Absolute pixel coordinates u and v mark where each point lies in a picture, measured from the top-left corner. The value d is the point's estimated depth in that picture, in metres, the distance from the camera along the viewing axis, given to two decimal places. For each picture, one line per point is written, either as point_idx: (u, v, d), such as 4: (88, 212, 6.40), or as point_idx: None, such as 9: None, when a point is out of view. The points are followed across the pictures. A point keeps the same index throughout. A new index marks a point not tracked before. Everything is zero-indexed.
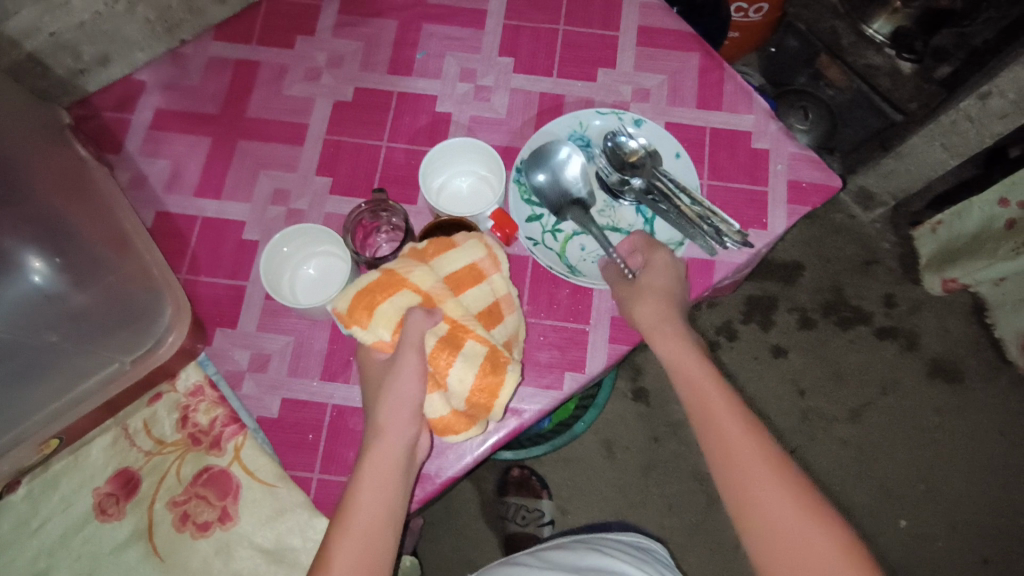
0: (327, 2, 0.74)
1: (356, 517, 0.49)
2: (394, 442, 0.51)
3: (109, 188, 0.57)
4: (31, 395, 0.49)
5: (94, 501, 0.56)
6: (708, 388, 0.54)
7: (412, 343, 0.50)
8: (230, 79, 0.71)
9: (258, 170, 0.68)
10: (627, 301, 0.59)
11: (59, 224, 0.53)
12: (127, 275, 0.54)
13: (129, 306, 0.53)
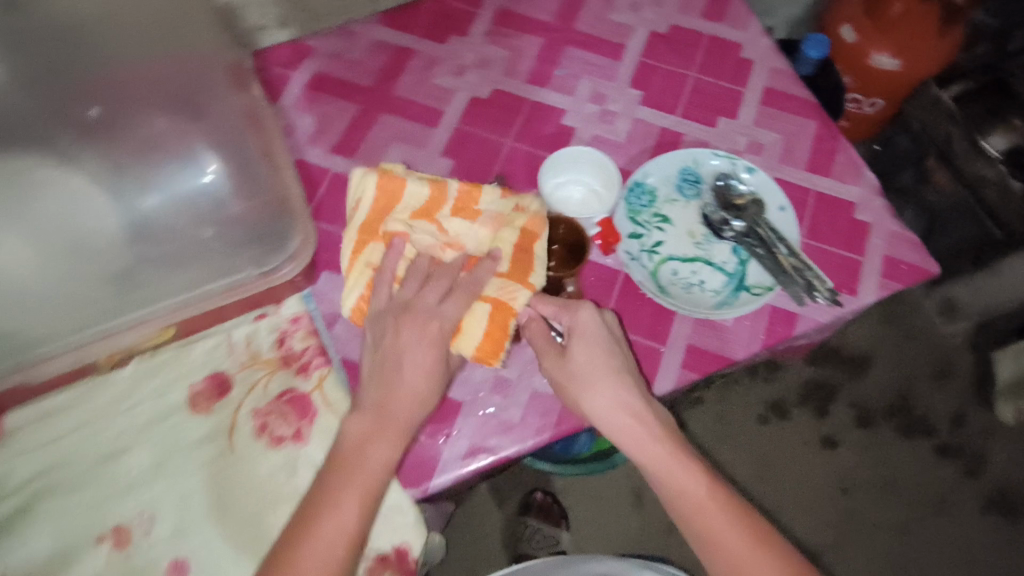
0: (485, 12, 0.82)
1: (326, 519, 0.48)
2: (386, 440, 0.51)
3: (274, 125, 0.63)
4: (170, 279, 0.56)
5: (188, 394, 0.60)
6: (656, 461, 0.55)
7: (425, 321, 0.55)
8: (387, 60, 0.79)
9: (392, 141, 0.74)
10: (579, 378, 0.57)
11: (232, 142, 0.61)
12: (271, 199, 0.59)
13: (266, 227, 0.58)
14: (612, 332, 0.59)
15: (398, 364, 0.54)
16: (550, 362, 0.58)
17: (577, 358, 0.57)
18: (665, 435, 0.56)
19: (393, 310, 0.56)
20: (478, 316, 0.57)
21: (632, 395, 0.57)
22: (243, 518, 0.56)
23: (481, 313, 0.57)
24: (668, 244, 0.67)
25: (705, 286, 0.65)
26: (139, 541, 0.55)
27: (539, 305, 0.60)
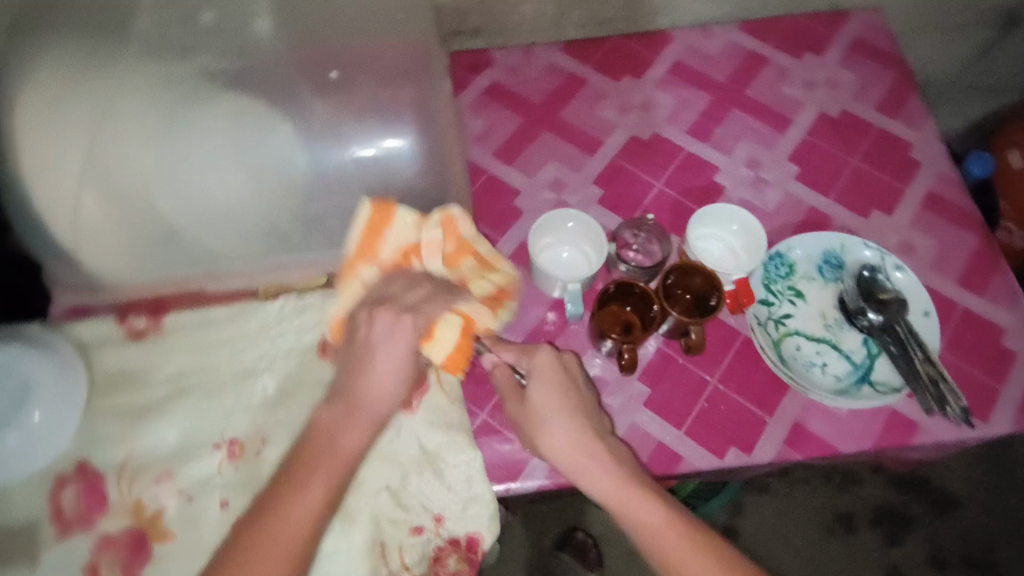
0: (663, 59, 0.84)
1: (280, 532, 0.43)
2: (360, 428, 0.49)
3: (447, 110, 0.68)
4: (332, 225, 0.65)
5: (319, 337, 0.64)
6: (619, 496, 0.51)
7: (400, 314, 0.53)
8: (560, 83, 0.83)
9: (548, 159, 0.78)
10: (539, 423, 0.55)
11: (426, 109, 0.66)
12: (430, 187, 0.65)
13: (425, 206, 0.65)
14: (574, 374, 0.58)
15: (375, 359, 0.51)
16: (513, 407, 0.58)
17: (533, 400, 0.55)
18: (619, 473, 0.52)
19: (369, 302, 0.55)
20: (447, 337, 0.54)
21: (574, 425, 0.54)
22: None
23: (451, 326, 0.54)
24: (797, 318, 0.67)
25: (826, 369, 0.65)
26: (250, 456, 0.61)
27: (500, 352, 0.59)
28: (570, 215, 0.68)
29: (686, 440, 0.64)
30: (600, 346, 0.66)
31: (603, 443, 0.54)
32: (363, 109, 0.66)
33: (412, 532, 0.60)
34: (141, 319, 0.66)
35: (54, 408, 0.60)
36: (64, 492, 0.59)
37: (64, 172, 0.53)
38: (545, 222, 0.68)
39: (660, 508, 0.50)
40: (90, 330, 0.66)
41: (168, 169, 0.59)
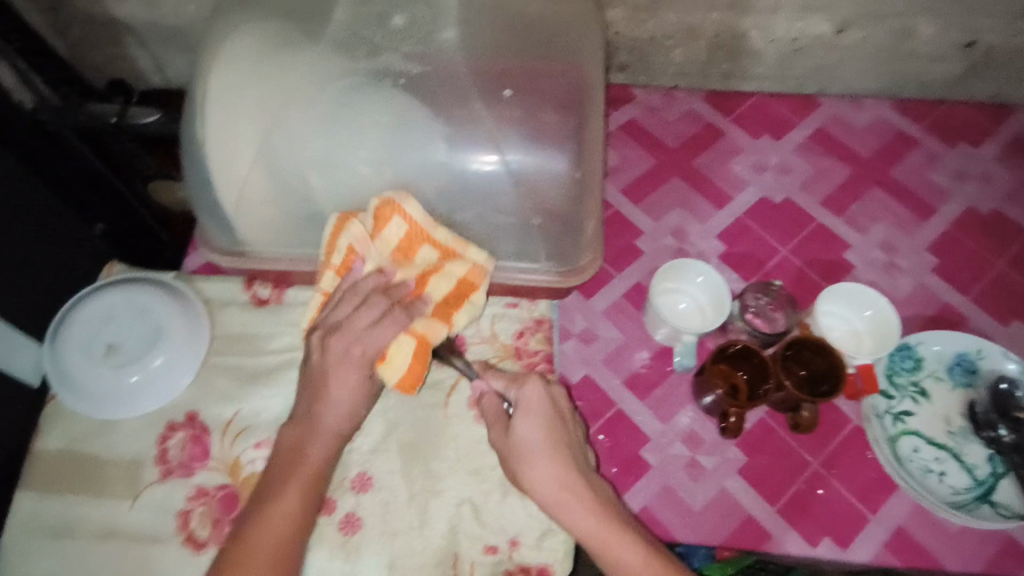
0: (806, 125, 0.82)
1: (263, 534, 0.48)
2: (326, 436, 0.52)
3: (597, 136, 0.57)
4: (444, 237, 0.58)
5: None
6: (601, 535, 0.50)
7: (350, 345, 0.51)
8: (697, 132, 0.83)
9: (674, 205, 0.78)
10: (518, 444, 0.53)
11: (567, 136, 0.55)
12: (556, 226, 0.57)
13: (551, 241, 0.58)
14: (557, 404, 0.55)
15: (325, 394, 0.52)
16: (500, 437, 0.55)
17: (507, 438, 0.54)
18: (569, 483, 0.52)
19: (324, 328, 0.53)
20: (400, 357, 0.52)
21: (554, 438, 0.53)
22: (428, 467, 0.62)
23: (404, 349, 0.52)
24: (917, 417, 0.63)
25: (944, 478, 0.61)
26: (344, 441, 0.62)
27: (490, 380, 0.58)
28: (701, 269, 0.66)
29: (778, 518, 0.61)
30: (703, 402, 0.65)
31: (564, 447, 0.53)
32: (527, 116, 0.55)
33: (486, 551, 0.59)
34: (266, 288, 0.69)
35: (175, 358, 0.63)
36: (171, 439, 0.62)
37: (239, 165, 0.55)
38: (674, 267, 0.67)
39: (604, 515, 0.51)
40: (218, 289, 0.69)
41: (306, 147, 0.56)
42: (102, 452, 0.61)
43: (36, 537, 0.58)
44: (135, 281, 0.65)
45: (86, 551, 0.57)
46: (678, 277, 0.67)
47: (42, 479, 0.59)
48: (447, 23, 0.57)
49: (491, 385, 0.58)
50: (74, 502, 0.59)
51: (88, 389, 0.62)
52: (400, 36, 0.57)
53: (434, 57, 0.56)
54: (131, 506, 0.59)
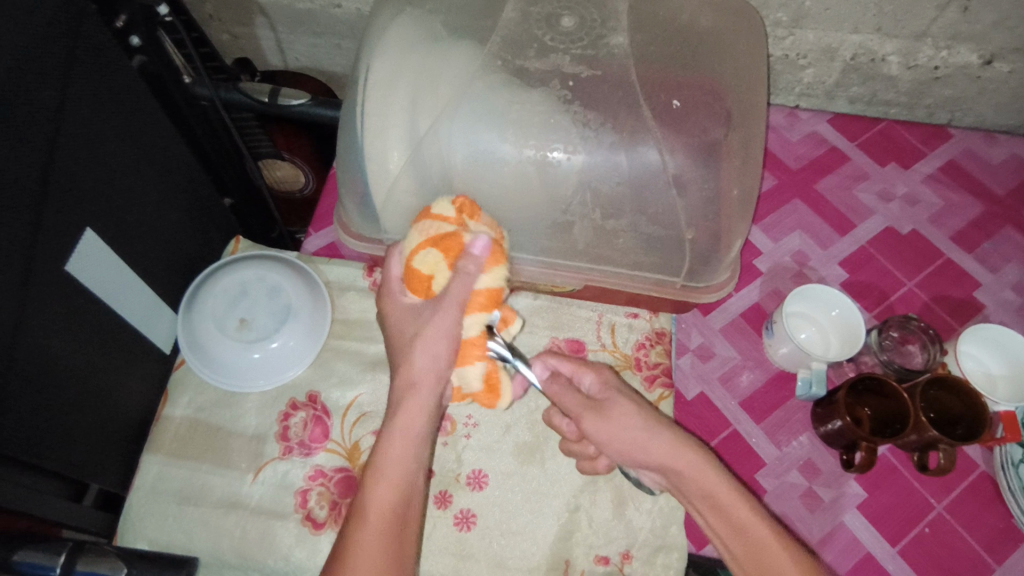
0: (935, 156, 0.80)
1: (388, 465, 0.46)
2: (414, 415, 0.47)
3: (752, 151, 0.57)
4: (580, 246, 0.58)
5: (546, 344, 0.66)
6: (675, 454, 0.51)
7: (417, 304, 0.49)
8: (820, 153, 0.80)
9: (795, 227, 0.76)
10: (599, 437, 0.53)
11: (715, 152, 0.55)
12: (703, 246, 0.57)
13: (697, 257, 0.57)
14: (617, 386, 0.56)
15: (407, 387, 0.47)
16: (589, 423, 0.53)
17: (597, 433, 0.53)
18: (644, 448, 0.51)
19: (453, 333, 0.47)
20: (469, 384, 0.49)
21: (630, 415, 0.53)
22: (543, 469, 0.62)
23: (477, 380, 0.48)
24: None
25: None
26: (459, 436, 0.63)
27: (558, 362, 0.58)
28: (839, 303, 0.65)
29: (899, 559, 0.59)
30: (825, 428, 0.63)
31: (635, 423, 0.52)
32: (689, 129, 0.55)
33: (598, 561, 0.58)
34: None
35: (302, 337, 0.64)
36: (293, 417, 0.62)
37: (393, 157, 0.55)
38: (813, 291, 0.66)
39: (704, 478, 0.50)
40: (337, 272, 0.70)
41: (453, 137, 0.55)
42: (228, 423, 0.62)
43: (161, 502, 0.59)
44: (266, 259, 0.66)
45: (209, 519, 0.58)
46: (812, 306, 0.67)
47: (169, 445, 0.61)
48: (616, 29, 0.57)
49: (556, 365, 0.57)
50: (200, 471, 0.60)
51: (219, 361, 0.62)
52: (569, 37, 0.56)
53: (604, 62, 0.55)
54: (252, 479, 0.60)
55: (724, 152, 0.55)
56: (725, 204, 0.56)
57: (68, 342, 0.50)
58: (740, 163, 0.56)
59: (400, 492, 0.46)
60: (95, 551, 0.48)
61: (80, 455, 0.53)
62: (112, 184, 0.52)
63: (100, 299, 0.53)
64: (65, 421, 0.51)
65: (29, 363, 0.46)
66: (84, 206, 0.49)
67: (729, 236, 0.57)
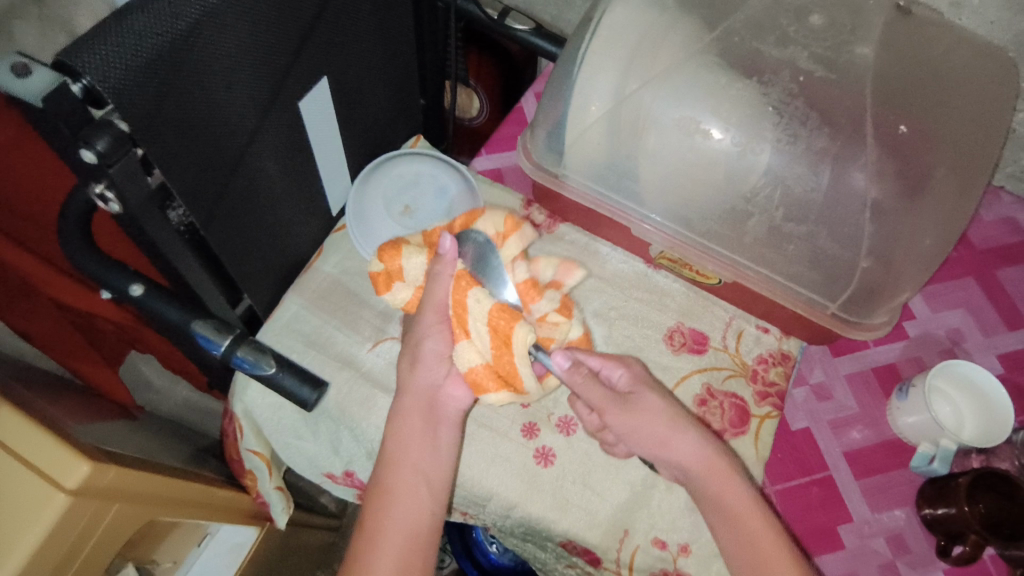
0: None
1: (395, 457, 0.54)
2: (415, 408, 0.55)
3: (957, 203, 0.54)
4: (745, 241, 0.58)
5: (670, 326, 0.66)
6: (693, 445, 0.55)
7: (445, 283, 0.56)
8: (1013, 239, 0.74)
9: (959, 305, 0.71)
10: (621, 429, 0.55)
11: (915, 193, 0.53)
12: (875, 277, 0.55)
13: (862, 290, 0.55)
14: None
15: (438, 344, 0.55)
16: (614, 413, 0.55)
17: (615, 422, 0.55)
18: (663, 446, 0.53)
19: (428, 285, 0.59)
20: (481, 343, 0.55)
21: None
22: None
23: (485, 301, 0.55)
24: None
25: None
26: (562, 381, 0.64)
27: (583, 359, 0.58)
28: (988, 400, 0.61)
29: None
30: (933, 510, 0.60)
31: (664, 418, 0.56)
32: (898, 160, 0.53)
33: (655, 543, 0.59)
34: (542, 214, 0.71)
35: None
36: None
37: (604, 93, 0.56)
38: (973, 383, 0.62)
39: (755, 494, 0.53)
40: (496, 194, 0.72)
41: (665, 99, 0.56)
42: (363, 293, 0.67)
43: (289, 338, 0.64)
44: (442, 161, 0.70)
45: (325, 368, 0.63)
46: (961, 392, 0.63)
47: (311, 293, 0.66)
48: (864, 39, 0.56)
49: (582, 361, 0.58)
50: (329, 325, 0.65)
51: (376, 233, 0.67)
52: (815, 34, 0.56)
53: (842, 68, 0.55)
54: (370, 348, 0.64)
55: (927, 193, 0.54)
56: (911, 245, 0.54)
57: (276, 170, 0.55)
58: (942, 211, 0.54)
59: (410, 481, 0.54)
60: (257, 345, 0.53)
61: (249, 270, 0.59)
62: (350, 47, 0.57)
63: (306, 144, 0.58)
64: (247, 238, 0.56)
65: (247, 174, 0.52)
66: (329, 57, 0.54)
67: (902, 279, 0.55)
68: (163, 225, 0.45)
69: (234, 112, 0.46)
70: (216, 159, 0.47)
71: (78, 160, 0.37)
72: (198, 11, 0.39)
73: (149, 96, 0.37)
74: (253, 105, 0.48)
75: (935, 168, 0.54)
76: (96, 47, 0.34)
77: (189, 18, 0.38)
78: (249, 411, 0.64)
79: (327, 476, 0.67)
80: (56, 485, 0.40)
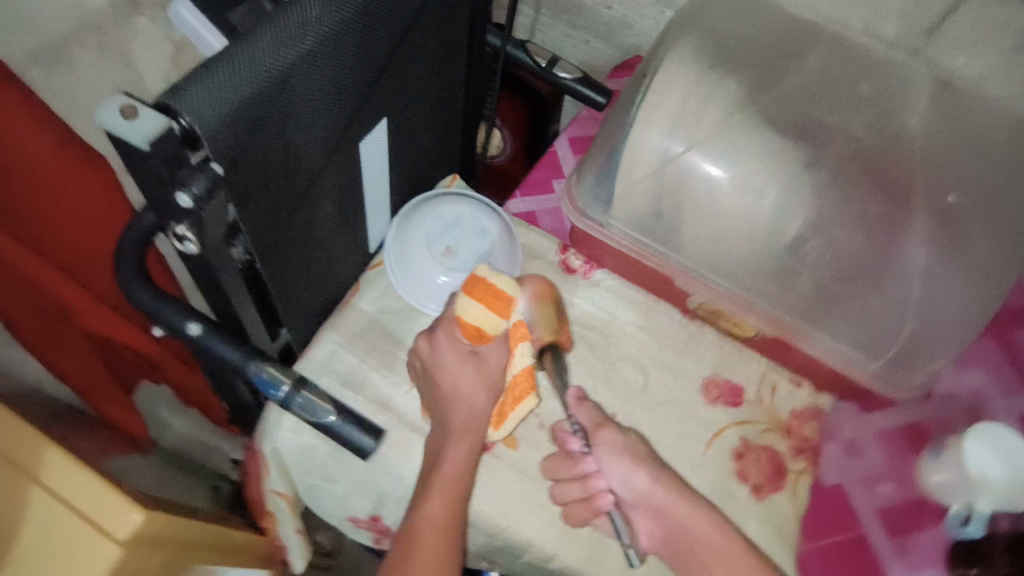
0: None
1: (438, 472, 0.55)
2: (468, 429, 0.57)
3: (997, 271, 0.56)
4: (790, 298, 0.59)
5: (706, 377, 0.66)
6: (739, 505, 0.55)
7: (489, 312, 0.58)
8: None
9: (982, 365, 0.72)
10: None
11: (959, 261, 0.55)
12: (919, 339, 0.56)
13: (906, 352, 0.56)
14: None
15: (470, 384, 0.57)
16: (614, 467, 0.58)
17: None
18: None
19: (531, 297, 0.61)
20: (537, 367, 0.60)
21: None
22: None
23: (528, 356, 0.59)
24: None
25: None
26: None
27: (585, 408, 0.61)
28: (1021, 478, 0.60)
29: None
30: None
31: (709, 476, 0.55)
32: (943, 226, 0.55)
33: None
34: (578, 259, 0.71)
35: None
36: None
37: (658, 152, 0.57)
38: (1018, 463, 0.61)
39: None
40: (533, 239, 0.72)
41: (719, 155, 0.57)
42: (400, 333, 0.66)
43: (324, 377, 0.62)
44: (483, 203, 0.70)
45: (360, 410, 0.62)
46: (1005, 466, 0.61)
47: (347, 331, 0.65)
48: (911, 110, 0.58)
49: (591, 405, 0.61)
50: (365, 364, 0.64)
51: (414, 273, 0.67)
52: (863, 103, 0.59)
53: (890, 137, 0.57)
54: (406, 390, 0.63)
55: (971, 262, 0.55)
56: (954, 311, 0.55)
57: (331, 209, 0.55)
58: (985, 280, 0.56)
59: (452, 497, 0.54)
60: (315, 390, 0.51)
61: (291, 308, 0.58)
62: (411, 88, 0.57)
63: (359, 184, 0.58)
64: (296, 275, 0.55)
65: (307, 213, 0.51)
66: (391, 100, 0.55)
67: (946, 342, 0.56)
68: (228, 264, 0.44)
69: (307, 153, 0.46)
70: (284, 199, 0.46)
71: (169, 202, 0.36)
72: (289, 57, 0.39)
73: (241, 140, 0.37)
74: (322, 146, 0.48)
75: (978, 238, 0.56)
76: (197, 92, 0.34)
77: (281, 64, 0.38)
78: (277, 450, 0.62)
79: (348, 518, 0.66)
80: (107, 535, 0.39)
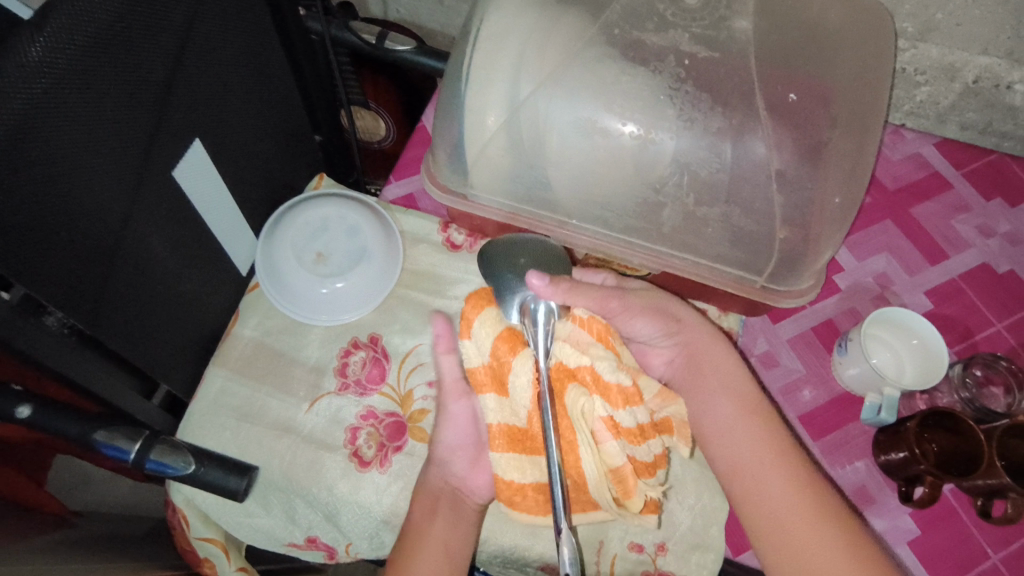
0: None
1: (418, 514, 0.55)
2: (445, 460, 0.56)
3: (853, 160, 0.55)
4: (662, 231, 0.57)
5: None
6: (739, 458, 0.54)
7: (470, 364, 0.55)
8: (922, 176, 0.75)
9: (882, 249, 0.72)
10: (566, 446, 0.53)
11: (813, 159, 0.54)
12: (791, 246, 0.55)
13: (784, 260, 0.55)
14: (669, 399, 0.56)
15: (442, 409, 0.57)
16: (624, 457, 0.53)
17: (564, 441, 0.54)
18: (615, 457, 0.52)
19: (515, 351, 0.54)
20: (520, 399, 0.53)
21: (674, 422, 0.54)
22: None
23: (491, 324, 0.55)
24: None
25: None
26: None
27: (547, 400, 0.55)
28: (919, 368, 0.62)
29: None
30: (887, 458, 0.61)
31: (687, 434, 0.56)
32: (791, 127, 0.54)
33: (631, 547, 0.59)
34: (461, 234, 0.69)
35: (374, 278, 0.65)
36: (353, 355, 0.63)
37: (497, 109, 0.54)
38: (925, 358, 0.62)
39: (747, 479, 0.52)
40: (411, 222, 0.69)
41: (559, 100, 0.54)
42: (290, 351, 0.63)
43: (220, 415, 0.60)
44: (347, 197, 0.66)
45: (263, 439, 0.60)
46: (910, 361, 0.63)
47: (234, 362, 0.62)
48: (740, 12, 0.56)
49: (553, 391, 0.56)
50: (260, 393, 0.61)
51: (292, 286, 0.64)
52: (690, 15, 0.56)
53: (723, 45, 0.55)
54: (307, 409, 0.61)
55: (826, 156, 0.54)
56: (818, 211, 0.54)
57: (163, 246, 0.52)
58: (843, 170, 0.55)
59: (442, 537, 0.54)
60: (170, 445, 0.53)
61: (157, 355, 0.56)
62: (220, 98, 0.53)
63: (194, 212, 0.55)
64: (146, 322, 0.53)
65: (128, 255, 0.48)
66: (198, 115, 0.51)
67: (818, 243, 0.55)
68: (41, 337, 0.41)
69: (96, 200, 0.42)
70: (84, 253, 0.43)
71: None
72: (20, 101, 0.35)
73: None
74: (116, 188, 0.44)
75: (828, 131, 0.54)
76: None
77: (11, 111, 0.34)
78: (192, 499, 0.61)
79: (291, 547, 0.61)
80: None
